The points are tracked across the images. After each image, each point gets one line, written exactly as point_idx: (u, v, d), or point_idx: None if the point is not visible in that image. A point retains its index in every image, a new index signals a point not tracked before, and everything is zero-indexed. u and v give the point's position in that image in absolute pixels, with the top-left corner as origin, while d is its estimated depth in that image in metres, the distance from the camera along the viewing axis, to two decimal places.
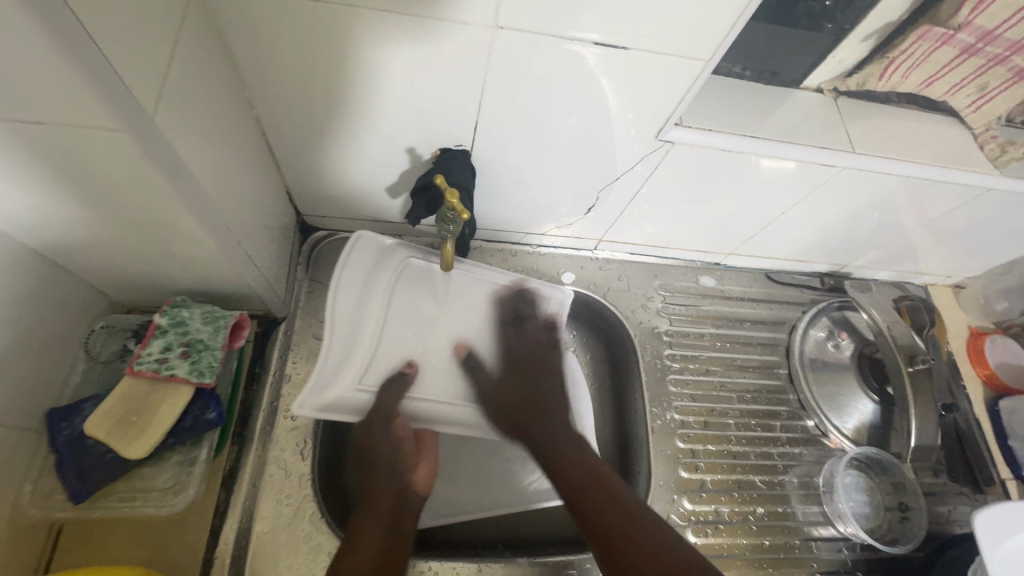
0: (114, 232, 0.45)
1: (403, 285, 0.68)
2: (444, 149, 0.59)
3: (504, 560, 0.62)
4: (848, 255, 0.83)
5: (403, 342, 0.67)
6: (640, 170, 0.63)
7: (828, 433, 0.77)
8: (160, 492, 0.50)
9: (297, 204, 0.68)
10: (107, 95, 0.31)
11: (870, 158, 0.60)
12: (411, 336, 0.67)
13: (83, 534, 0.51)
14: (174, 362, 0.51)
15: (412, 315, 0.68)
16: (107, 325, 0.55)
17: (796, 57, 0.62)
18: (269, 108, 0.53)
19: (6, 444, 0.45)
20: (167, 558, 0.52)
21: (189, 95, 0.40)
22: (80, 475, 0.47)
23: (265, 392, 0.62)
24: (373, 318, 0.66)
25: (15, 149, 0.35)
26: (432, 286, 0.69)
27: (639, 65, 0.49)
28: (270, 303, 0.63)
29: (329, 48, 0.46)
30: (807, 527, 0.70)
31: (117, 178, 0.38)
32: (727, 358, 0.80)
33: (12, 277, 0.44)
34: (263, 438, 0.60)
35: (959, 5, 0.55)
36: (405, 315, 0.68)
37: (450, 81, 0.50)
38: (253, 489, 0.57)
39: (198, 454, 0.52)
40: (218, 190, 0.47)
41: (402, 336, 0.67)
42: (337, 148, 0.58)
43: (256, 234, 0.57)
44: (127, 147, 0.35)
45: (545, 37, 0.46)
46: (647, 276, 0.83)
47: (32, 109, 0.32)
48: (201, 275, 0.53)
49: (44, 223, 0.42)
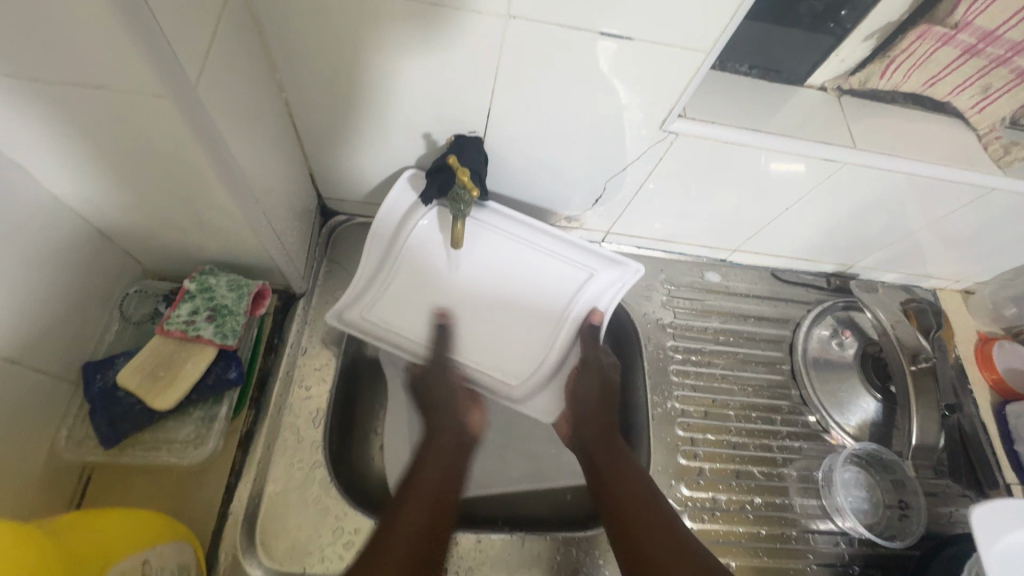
0: (152, 198, 0.49)
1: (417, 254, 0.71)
2: (458, 135, 0.62)
3: (503, 534, 0.63)
4: (854, 254, 0.84)
5: (415, 300, 0.71)
6: (646, 161, 0.65)
7: (830, 429, 0.77)
8: (182, 444, 0.53)
9: (319, 187, 0.72)
10: (155, 61, 0.35)
11: (871, 154, 0.62)
12: (423, 295, 0.72)
13: (109, 481, 0.55)
14: (200, 325, 0.54)
15: (427, 278, 0.72)
16: (139, 290, 0.59)
17: (799, 56, 0.64)
18: (297, 91, 0.57)
19: (44, 390, 0.49)
20: (185, 510, 0.56)
21: (224, 70, 0.43)
22: (110, 423, 0.50)
23: (282, 362, 0.65)
24: (388, 276, 0.71)
25: (71, 111, 0.39)
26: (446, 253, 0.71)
27: (644, 56, 0.51)
28: (290, 279, 0.67)
29: (350, 33, 0.50)
30: (806, 520, 0.71)
31: (159, 142, 0.42)
32: (730, 352, 0.81)
33: (55, 235, 0.48)
34: (278, 405, 0.63)
35: (955, 4, 0.57)
36: (419, 278, 0.72)
37: (465, 68, 0.54)
38: (267, 451, 0.61)
39: (217, 412, 0.55)
40: (248, 161, 0.51)
41: (414, 295, 0.71)
42: (357, 131, 0.62)
43: (280, 210, 0.61)
44: (170, 112, 0.39)
45: (554, 26, 0.48)
46: (653, 269, 0.85)
47: (90, 73, 0.35)
48: (228, 245, 0.57)
49: (91, 185, 0.46)
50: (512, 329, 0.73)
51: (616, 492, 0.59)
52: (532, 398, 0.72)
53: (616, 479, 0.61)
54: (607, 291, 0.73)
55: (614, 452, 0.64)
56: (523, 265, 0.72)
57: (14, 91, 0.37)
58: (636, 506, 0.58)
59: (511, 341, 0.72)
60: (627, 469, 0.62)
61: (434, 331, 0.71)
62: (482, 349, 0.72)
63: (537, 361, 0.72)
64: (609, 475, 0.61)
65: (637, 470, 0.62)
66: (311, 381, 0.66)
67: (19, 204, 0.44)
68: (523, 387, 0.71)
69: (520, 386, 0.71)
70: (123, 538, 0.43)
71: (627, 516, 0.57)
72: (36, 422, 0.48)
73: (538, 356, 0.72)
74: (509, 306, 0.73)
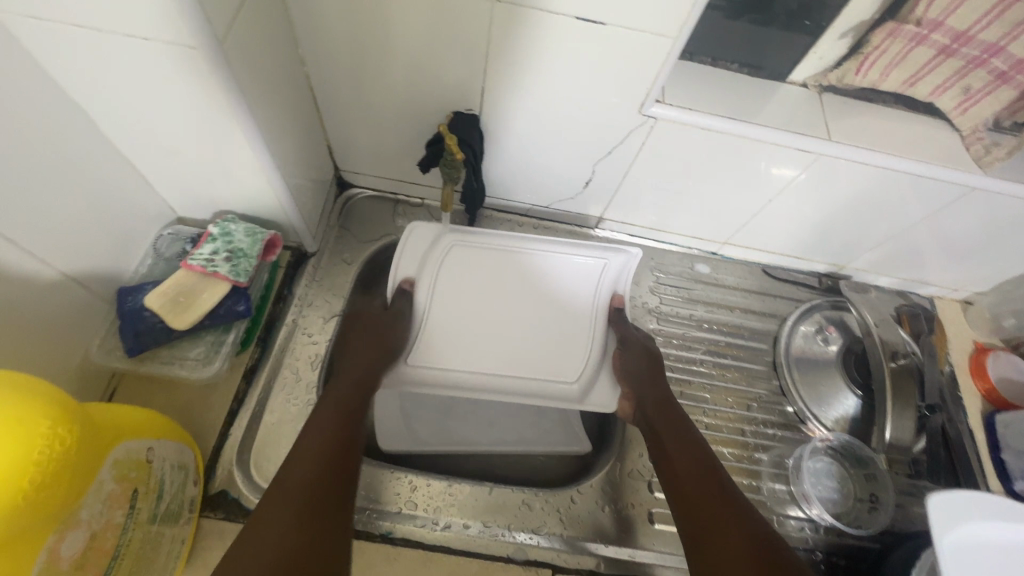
0: (184, 145, 0.57)
1: (460, 255, 0.75)
2: (457, 112, 0.68)
3: (474, 482, 0.68)
4: (844, 254, 0.85)
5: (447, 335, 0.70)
6: (629, 146, 0.70)
7: (807, 421, 0.79)
8: (193, 361, 0.61)
9: (336, 159, 0.80)
10: (188, 17, 0.42)
11: (845, 146, 0.65)
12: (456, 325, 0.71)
13: (130, 394, 0.63)
14: (218, 263, 0.62)
15: (466, 286, 0.73)
16: (171, 233, 0.68)
17: (780, 52, 0.68)
18: (317, 65, 0.64)
19: (79, 302, 0.58)
20: (191, 424, 0.63)
21: (250, 35, 0.51)
22: (135, 338, 0.58)
23: (289, 309, 0.73)
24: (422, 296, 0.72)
25: (120, 61, 0.47)
26: (487, 260, 0.75)
27: (620, 43, 0.56)
28: (302, 238, 0.74)
29: (362, 12, 0.57)
30: (773, 503, 0.73)
31: (188, 89, 0.49)
32: (714, 340, 0.84)
33: (101, 172, 0.57)
34: (281, 346, 0.70)
35: (916, 2, 0.60)
36: (458, 287, 0.73)
37: (460, 48, 0.60)
38: (267, 385, 0.67)
39: (225, 338, 0.62)
40: (268, 120, 0.58)
41: (457, 314, 0.72)
42: (370, 105, 0.69)
43: (297, 171, 0.68)
44: (199, 62, 0.46)
45: (537, 10, 0.54)
46: (643, 257, 0.89)
47: (136, 26, 0.43)
48: (247, 197, 0.65)
49: (135, 131, 0.55)
50: (558, 330, 0.72)
51: (676, 463, 0.60)
52: (592, 390, 0.69)
53: (676, 449, 0.61)
54: (616, 275, 0.76)
55: (676, 422, 0.63)
56: (555, 270, 0.75)
57: (78, 43, 0.45)
58: (699, 480, 0.57)
59: (560, 333, 0.72)
60: (691, 441, 0.62)
61: (486, 361, 0.69)
62: (532, 356, 0.70)
63: (589, 352, 0.71)
64: (670, 441, 0.62)
65: (700, 442, 0.62)
66: (314, 330, 0.73)
67: (74, 141, 0.53)
68: (580, 385, 0.69)
69: (579, 383, 0.69)
70: (138, 427, 0.50)
71: (688, 488, 0.57)
72: (70, 330, 0.57)
73: (589, 347, 0.71)
74: (534, 304, 0.73)
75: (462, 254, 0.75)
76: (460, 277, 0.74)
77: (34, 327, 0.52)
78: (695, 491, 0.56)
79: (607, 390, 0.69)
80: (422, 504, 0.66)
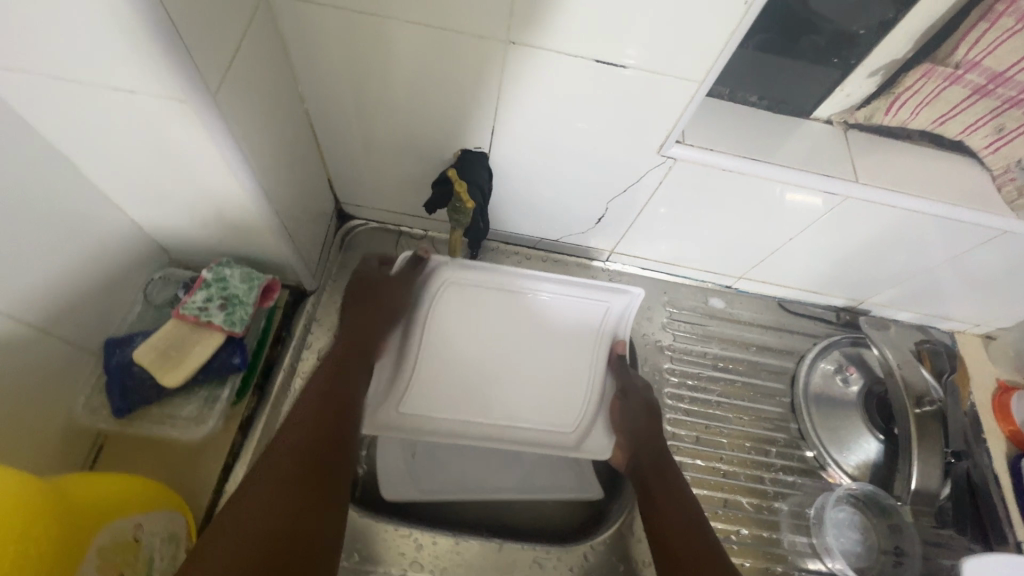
0: (174, 192, 0.54)
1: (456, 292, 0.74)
2: (465, 150, 0.65)
3: (482, 539, 0.65)
4: (863, 290, 0.82)
5: (451, 375, 0.71)
6: (645, 184, 0.67)
7: (827, 467, 0.76)
8: (185, 420, 0.58)
9: (336, 193, 0.76)
10: (177, 68, 0.39)
11: (872, 189, 0.62)
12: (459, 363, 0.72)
13: (119, 452, 0.60)
14: (213, 311, 0.58)
15: (466, 320, 0.73)
16: (163, 276, 0.64)
17: (804, 88, 0.65)
18: (317, 102, 0.61)
19: (63, 358, 0.55)
20: (183, 483, 0.60)
21: (246, 78, 0.48)
22: (122, 395, 0.55)
23: (288, 353, 0.69)
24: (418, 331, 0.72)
25: (105, 113, 0.44)
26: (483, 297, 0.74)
27: (641, 85, 0.54)
28: (301, 277, 0.70)
29: (368, 49, 0.54)
30: (793, 557, 0.70)
31: (177, 138, 0.46)
32: (730, 380, 0.81)
33: (88, 220, 0.53)
34: (280, 393, 0.66)
35: (957, 45, 0.58)
36: (456, 321, 0.73)
37: (468, 86, 0.57)
38: (264, 437, 0.64)
39: (219, 394, 0.59)
40: (266, 164, 0.55)
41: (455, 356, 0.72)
42: (372, 140, 0.66)
43: (296, 211, 0.65)
44: (190, 114, 0.43)
45: (552, 51, 0.51)
46: (655, 291, 0.86)
47: (121, 78, 0.40)
48: (243, 240, 0.62)
49: (124, 180, 0.52)
50: (559, 377, 0.72)
51: (662, 514, 0.58)
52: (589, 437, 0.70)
53: (667, 501, 0.59)
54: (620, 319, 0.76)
55: (666, 475, 0.62)
56: (555, 306, 0.75)
57: (61, 96, 0.42)
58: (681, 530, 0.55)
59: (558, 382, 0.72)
60: (681, 494, 0.60)
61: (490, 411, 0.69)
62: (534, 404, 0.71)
63: (587, 398, 0.72)
64: (659, 493, 0.60)
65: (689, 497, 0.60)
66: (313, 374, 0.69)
67: (56, 191, 0.50)
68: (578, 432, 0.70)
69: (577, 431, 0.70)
70: (113, 502, 0.46)
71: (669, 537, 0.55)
72: (53, 388, 0.54)
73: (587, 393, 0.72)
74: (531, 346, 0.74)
75: (458, 292, 0.74)
76: (456, 315, 0.73)
77: (12, 391, 0.49)
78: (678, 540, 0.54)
79: (603, 437, 0.70)
80: (429, 564, 0.63)
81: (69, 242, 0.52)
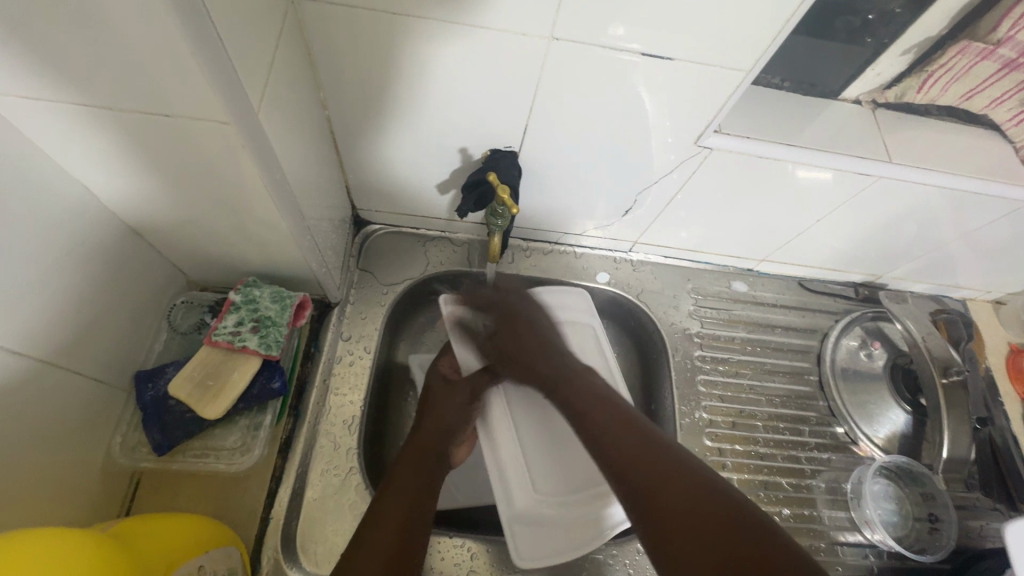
0: (198, 214, 0.51)
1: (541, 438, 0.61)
2: (494, 150, 0.63)
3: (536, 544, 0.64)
4: (883, 266, 0.83)
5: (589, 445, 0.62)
6: (677, 174, 0.66)
7: (858, 441, 0.78)
8: (229, 451, 0.57)
9: (354, 201, 0.73)
10: (223, 90, 0.37)
11: (907, 169, 0.62)
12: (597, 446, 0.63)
13: (156, 488, 0.58)
14: (246, 335, 0.57)
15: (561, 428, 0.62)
16: (186, 301, 0.63)
17: (833, 69, 0.65)
18: (340, 108, 0.58)
19: (97, 396, 0.52)
20: (228, 513, 0.57)
21: (280, 90, 0.45)
22: (163, 431, 0.54)
23: (318, 369, 0.67)
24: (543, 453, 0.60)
25: (132, 138, 0.42)
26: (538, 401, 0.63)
27: (684, 75, 0.53)
28: (327, 290, 0.68)
29: (399, 51, 0.51)
30: (834, 532, 0.71)
31: (212, 159, 0.43)
32: (758, 362, 0.82)
33: (109, 249, 0.51)
34: (316, 411, 0.64)
35: (999, 21, 0.58)
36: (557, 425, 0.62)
37: (504, 81, 0.54)
38: (306, 458, 0.62)
39: (262, 420, 0.58)
40: (299, 178, 0.52)
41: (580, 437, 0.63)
42: (394, 146, 0.63)
43: (322, 223, 0.61)
44: (233, 137, 0.40)
45: (597, 47, 0.50)
46: (680, 279, 0.85)
47: (158, 102, 0.38)
48: (270, 259, 0.59)
49: (146, 205, 0.50)
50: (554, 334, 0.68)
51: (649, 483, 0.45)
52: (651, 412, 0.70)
53: (672, 485, 0.44)
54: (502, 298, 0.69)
55: (655, 446, 0.48)
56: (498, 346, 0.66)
57: (89, 122, 0.40)
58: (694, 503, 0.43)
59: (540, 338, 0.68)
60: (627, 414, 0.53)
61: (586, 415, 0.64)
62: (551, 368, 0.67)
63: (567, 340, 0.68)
64: (657, 492, 0.44)
65: (700, 467, 0.46)
66: (346, 389, 0.67)
67: (79, 222, 0.47)
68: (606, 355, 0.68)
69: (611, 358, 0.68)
70: (162, 549, 0.44)
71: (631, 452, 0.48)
72: (89, 428, 0.52)
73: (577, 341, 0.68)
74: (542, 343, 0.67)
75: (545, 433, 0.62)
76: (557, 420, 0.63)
77: (51, 433, 0.47)
78: (645, 461, 0.47)
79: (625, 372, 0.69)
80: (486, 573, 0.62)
81: (90, 275, 0.50)
